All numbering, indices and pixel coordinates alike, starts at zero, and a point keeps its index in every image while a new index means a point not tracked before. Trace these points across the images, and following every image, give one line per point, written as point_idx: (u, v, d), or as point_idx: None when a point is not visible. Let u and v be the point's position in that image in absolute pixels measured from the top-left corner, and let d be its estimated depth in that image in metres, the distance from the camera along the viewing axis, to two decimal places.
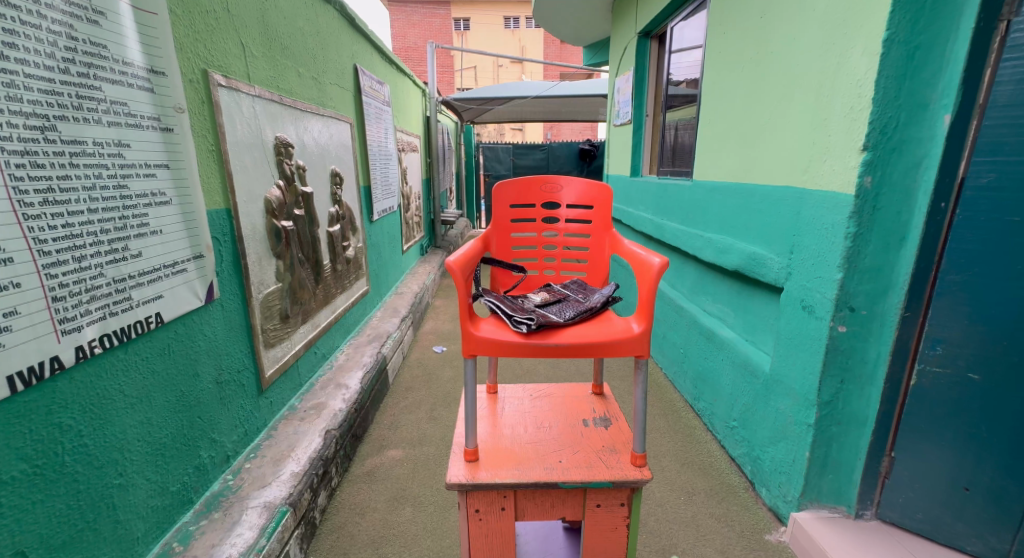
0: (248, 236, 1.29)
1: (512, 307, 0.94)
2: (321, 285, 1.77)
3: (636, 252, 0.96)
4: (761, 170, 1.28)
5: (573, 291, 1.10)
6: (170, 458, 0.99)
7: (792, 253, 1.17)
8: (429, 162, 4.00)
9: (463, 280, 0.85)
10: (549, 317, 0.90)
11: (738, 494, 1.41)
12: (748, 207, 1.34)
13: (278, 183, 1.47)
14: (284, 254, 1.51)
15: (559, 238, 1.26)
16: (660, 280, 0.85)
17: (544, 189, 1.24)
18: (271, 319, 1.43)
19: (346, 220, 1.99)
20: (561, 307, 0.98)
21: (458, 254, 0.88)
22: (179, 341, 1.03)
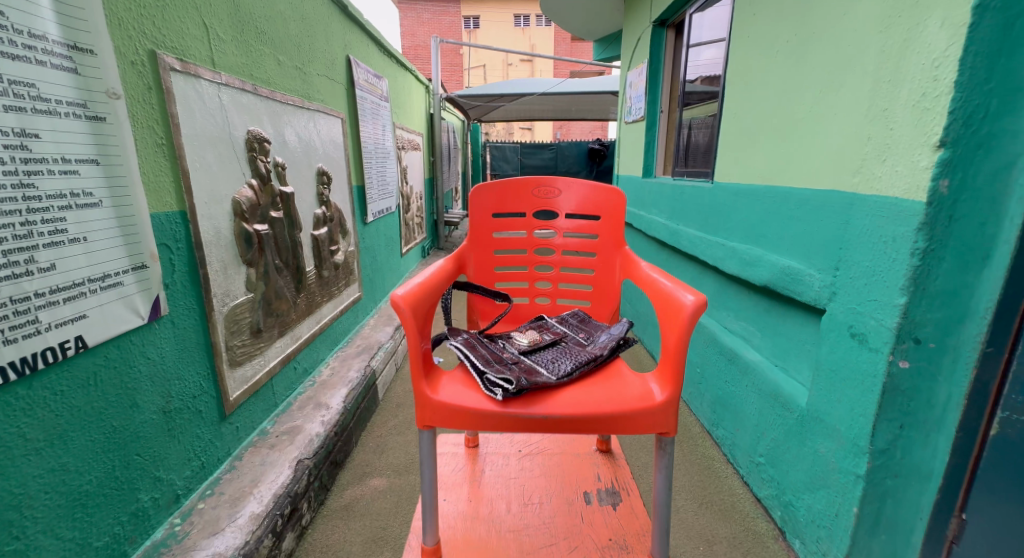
0: (210, 242, 1.11)
1: (489, 360, 0.78)
2: (302, 293, 1.57)
3: (660, 285, 0.79)
4: (797, 171, 1.10)
5: (571, 330, 0.94)
6: (93, 508, 0.84)
7: (837, 269, 0.99)
8: (433, 161, 3.85)
9: (414, 325, 0.69)
10: (535, 377, 0.74)
11: (767, 544, 1.24)
12: (781, 214, 1.16)
13: (250, 183, 1.26)
14: (257, 261, 1.29)
15: (560, 253, 1.10)
16: (692, 329, 0.68)
17: (542, 194, 1.09)
18: (239, 334, 1.25)
19: (334, 222, 1.77)
20: (555, 357, 0.82)
21: (414, 289, 0.72)
22: (110, 368, 0.87)
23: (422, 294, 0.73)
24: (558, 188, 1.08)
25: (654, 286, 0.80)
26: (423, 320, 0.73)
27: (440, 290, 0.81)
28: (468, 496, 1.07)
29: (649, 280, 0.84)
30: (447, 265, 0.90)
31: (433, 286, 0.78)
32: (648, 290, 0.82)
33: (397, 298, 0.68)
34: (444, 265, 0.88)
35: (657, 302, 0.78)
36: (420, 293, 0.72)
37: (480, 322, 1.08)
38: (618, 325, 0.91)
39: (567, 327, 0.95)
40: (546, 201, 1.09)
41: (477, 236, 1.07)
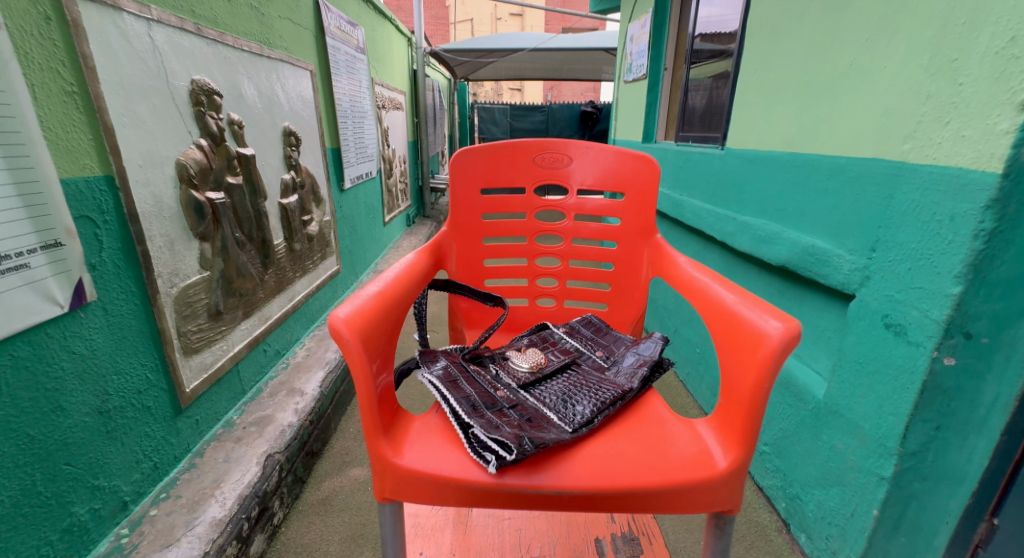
0: (152, 215, 0.93)
1: (478, 404, 0.65)
2: (269, 269, 1.37)
3: (725, 299, 0.65)
4: (828, 137, 0.96)
5: (583, 350, 0.82)
6: (8, 531, 0.72)
7: (873, 251, 0.87)
8: (417, 123, 3.62)
9: (365, 360, 0.55)
10: (540, 431, 0.62)
11: (771, 538, 1.17)
12: (805, 186, 1.03)
13: (200, 143, 1.05)
14: (212, 234, 1.09)
15: (567, 234, 0.96)
16: (780, 366, 0.55)
17: (543, 162, 0.94)
18: (194, 318, 1.08)
19: (306, 189, 1.55)
20: (564, 396, 0.70)
21: (365, 309, 0.57)
22: (20, 369, 0.72)
23: (376, 313, 0.59)
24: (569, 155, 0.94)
25: (715, 297, 0.67)
26: (381, 351, 0.59)
27: (406, 303, 0.67)
28: (453, 546, 0.98)
29: (705, 287, 0.70)
30: (413, 265, 0.73)
31: (394, 300, 0.63)
32: (705, 304, 0.68)
33: (339, 326, 0.54)
34: (413, 266, 0.73)
35: (720, 319, 0.64)
36: (372, 313, 0.58)
37: (464, 330, 0.96)
38: (642, 349, 0.79)
39: (579, 345, 0.83)
40: (551, 170, 0.95)
41: (466, 217, 0.93)
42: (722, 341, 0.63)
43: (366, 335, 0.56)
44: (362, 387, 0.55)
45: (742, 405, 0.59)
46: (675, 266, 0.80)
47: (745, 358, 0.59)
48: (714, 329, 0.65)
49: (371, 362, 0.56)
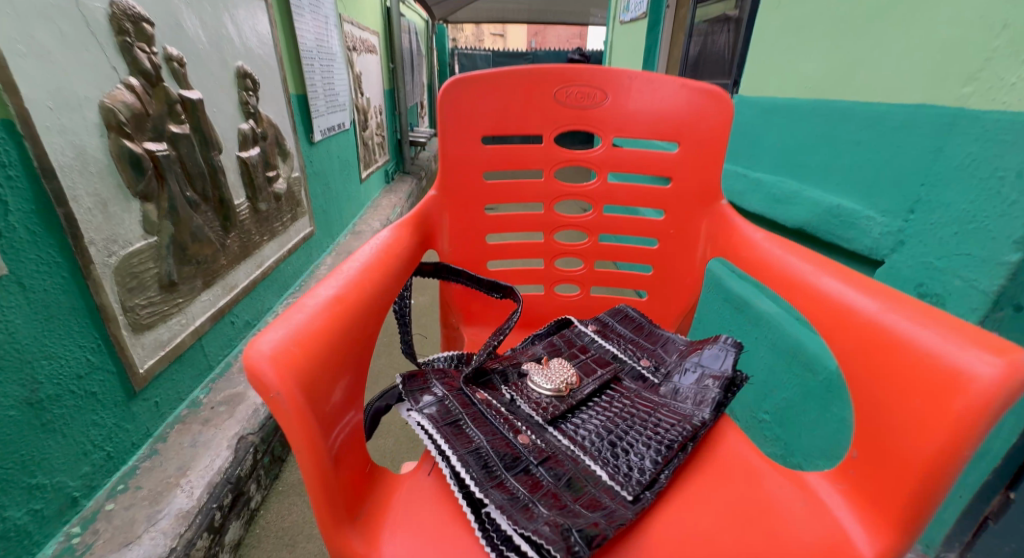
0: (76, 170, 0.77)
1: (491, 463, 0.49)
2: (231, 233, 1.21)
3: (881, 313, 0.48)
4: (868, 80, 0.84)
5: (625, 364, 0.68)
6: None
7: (911, 213, 0.76)
8: (395, 70, 3.35)
9: (303, 410, 0.39)
10: (587, 502, 0.47)
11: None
12: (835, 138, 0.91)
13: (132, 82, 0.87)
14: (158, 194, 0.93)
15: (597, 196, 0.85)
16: (994, 426, 0.38)
17: (545, 108, 0.80)
18: (143, 291, 0.94)
19: (269, 142, 1.37)
20: (610, 433, 0.55)
21: (303, 334, 0.41)
22: None
23: (322, 336, 0.42)
24: (604, 92, 0.79)
25: (862, 309, 0.50)
26: (334, 394, 0.42)
27: (375, 317, 0.50)
28: None
29: (840, 292, 0.53)
30: (388, 256, 0.58)
31: (352, 314, 0.47)
32: (844, 316, 0.51)
33: (258, 363, 0.38)
34: (388, 266, 0.56)
35: (878, 339, 0.47)
36: (316, 337, 0.42)
37: (460, 323, 0.89)
38: (705, 357, 0.64)
39: (621, 356, 0.69)
40: (580, 111, 0.80)
41: (465, 178, 0.81)
42: (878, 373, 0.46)
43: (305, 371, 0.40)
44: (300, 451, 0.39)
45: (916, 474, 0.42)
46: (778, 262, 0.63)
47: (932, 404, 0.41)
48: (865, 353, 0.48)
49: (314, 413, 0.40)
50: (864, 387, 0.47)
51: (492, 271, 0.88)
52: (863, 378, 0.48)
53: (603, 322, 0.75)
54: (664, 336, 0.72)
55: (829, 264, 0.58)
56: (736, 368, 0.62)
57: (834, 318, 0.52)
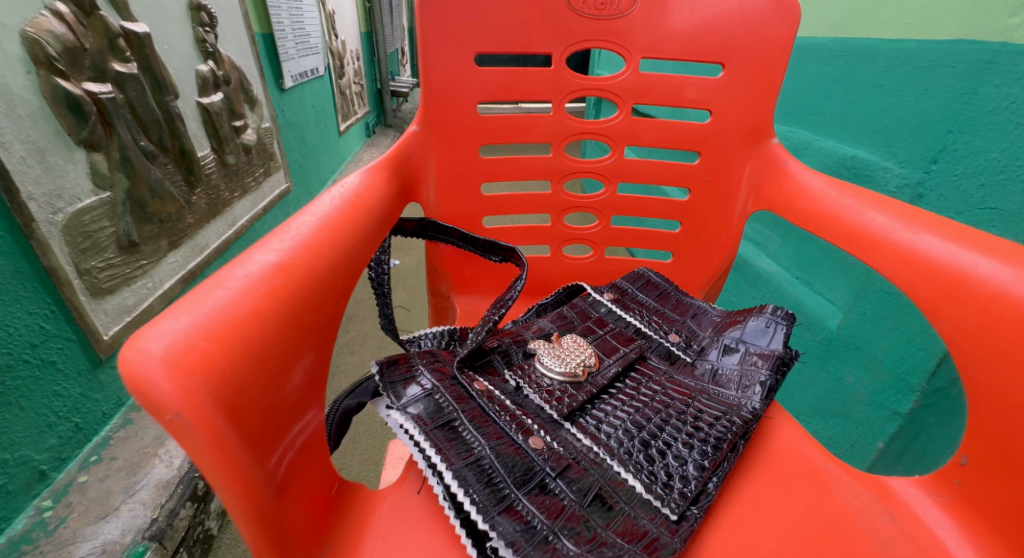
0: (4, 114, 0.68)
1: (497, 478, 0.43)
2: (197, 188, 1.09)
3: (1016, 284, 0.43)
4: (895, 16, 0.77)
5: (654, 342, 0.64)
6: None
7: (933, 163, 0.71)
8: (372, 13, 3.13)
9: (222, 428, 0.30)
10: (620, 528, 0.43)
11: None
12: (855, 82, 0.84)
13: (60, 10, 0.75)
14: (105, 143, 0.83)
15: (617, 133, 0.77)
16: None
17: (547, 39, 0.72)
18: (100, 252, 0.85)
19: (234, 87, 1.22)
20: (640, 430, 0.51)
21: (216, 324, 0.32)
22: None
23: (246, 326, 0.33)
24: None
25: (985, 279, 0.45)
26: (271, 402, 0.34)
27: (330, 294, 0.41)
28: None
29: (953, 255, 0.48)
30: (347, 212, 0.49)
31: (294, 291, 0.38)
32: (962, 286, 0.46)
33: (147, 370, 0.29)
34: (347, 227, 0.47)
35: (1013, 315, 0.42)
36: (238, 328, 0.33)
37: (450, 289, 0.83)
38: (750, 330, 0.60)
39: (649, 333, 0.65)
40: (600, 23, 0.71)
41: (450, 124, 0.73)
42: (1006, 357, 0.42)
43: (220, 376, 0.31)
44: (223, 484, 0.31)
45: None
46: (850, 212, 0.59)
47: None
48: (993, 333, 0.43)
49: (239, 430, 0.31)
50: (990, 371, 0.43)
51: (492, 229, 0.82)
52: (988, 360, 0.44)
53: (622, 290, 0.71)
54: (695, 308, 0.68)
55: (917, 220, 0.53)
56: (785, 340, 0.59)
57: (945, 286, 0.47)
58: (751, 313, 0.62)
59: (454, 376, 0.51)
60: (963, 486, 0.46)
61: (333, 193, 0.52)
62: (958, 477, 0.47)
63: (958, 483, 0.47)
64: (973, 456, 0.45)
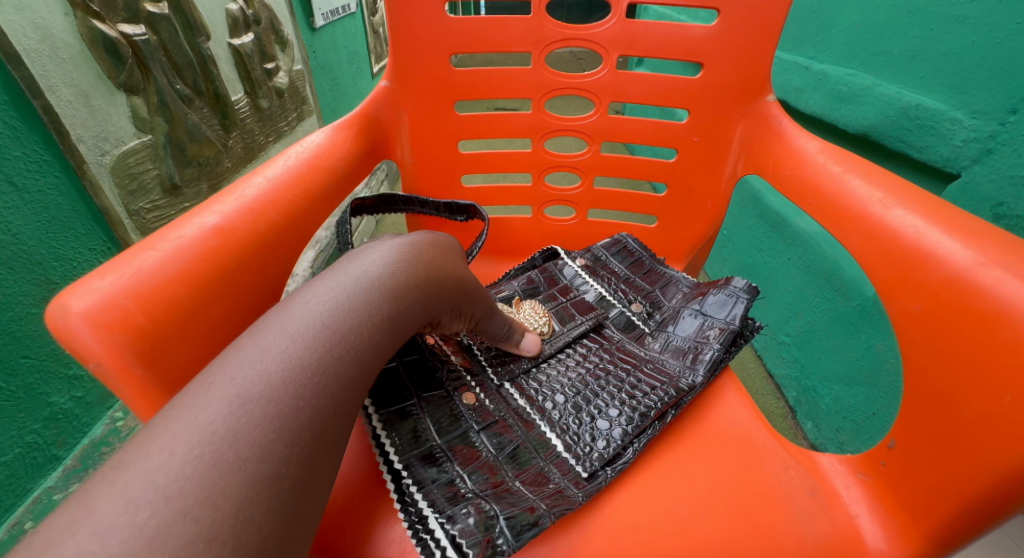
0: (60, 60, 0.64)
1: (421, 428, 0.47)
2: (232, 132, 1.03)
3: (975, 268, 0.40)
4: None
5: (617, 311, 0.66)
6: None
7: (1012, 114, 0.60)
8: None
9: (143, 378, 0.35)
10: (528, 477, 0.47)
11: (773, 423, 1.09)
12: (915, 16, 0.71)
13: None
14: (144, 85, 0.77)
15: (602, 89, 0.72)
16: None
17: None
18: (146, 196, 0.81)
19: (264, 27, 1.12)
20: (573, 393, 0.54)
21: (142, 286, 0.36)
22: None
23: (171, 289, 0.38)
24: None
25: (941, 264, 0.42)
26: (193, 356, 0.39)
27: (264, 254, 0.46)
28: None
29: (919, 233, 0.45)
30: (290, 175, 0.52)
31: (226, 253, 0.42)
32: (919, 269, 0.44)
33: (72, 325, 0.33)
34: (299, 190, 0.52)
35: (962, 303, 0.40)
36: (161, 289, 0.37)
37: None
38: (712, 303, 0.63)
39: (610, 299, 0.68)
40: None
41: (434, 82, 0.71)
42: (954, 352, 0.40)
43: (140, 331, 0.35)
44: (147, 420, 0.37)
45: (975, 483, 0.37)
46: (834, 181, 0.55)
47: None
48: (938, 319, 0.42)
49: (161, 376, 0.36)
50: (925, 357, 0.42)
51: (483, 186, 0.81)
52: (926, 347, 0.42)
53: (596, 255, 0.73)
54: (666, 275, 0.71)
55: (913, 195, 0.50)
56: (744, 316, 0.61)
57: (905, 268, 0.45)
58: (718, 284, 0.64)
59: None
60: (887, 468, 0.46)
61: (291, 151, 0.56)
62: (883, 458, 0.46)
63: (883, 465, 0.46)
64: (903, 441, 0.44)
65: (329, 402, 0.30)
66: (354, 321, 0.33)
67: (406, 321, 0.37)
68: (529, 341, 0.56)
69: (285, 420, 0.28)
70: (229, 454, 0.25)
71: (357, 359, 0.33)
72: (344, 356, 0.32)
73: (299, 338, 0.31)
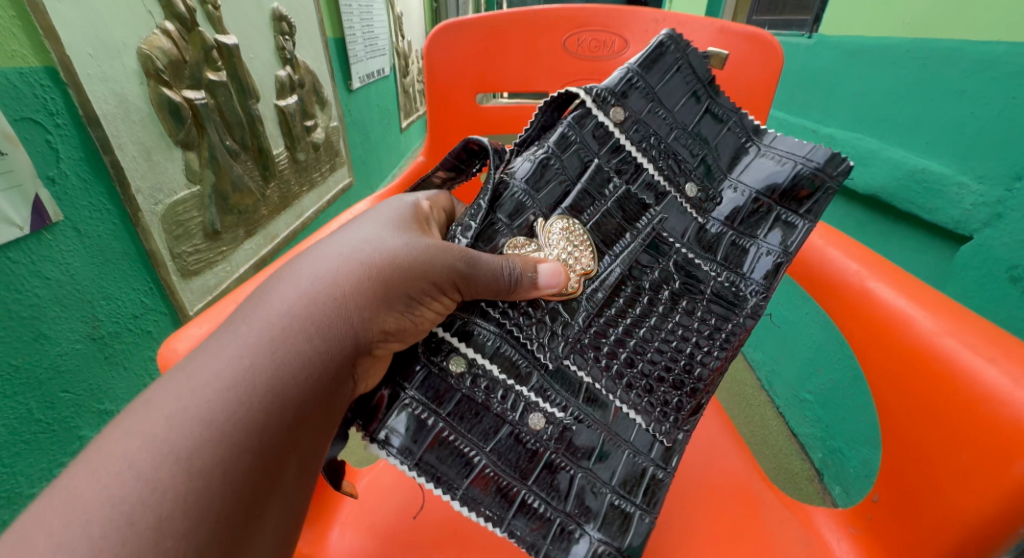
0: (129, 121, 0.71)
1: (504, 482, 0.41)
2: (271, 182, 1.11)
3: (938, 334, 0.41)
4: (958, 18, 0.69)
5: (670, 204, 0.53)
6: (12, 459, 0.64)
7: (1017, 181, 0.62)
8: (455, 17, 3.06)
9: None
10: (624, 476, 0.45)
11: (799, 486, 1.06)
12: (914, 89, 0.75)
13: (163, 23, 0.76)
14: (198, 141, 0.85)
15: None
16: None
17: (545, 75, 0.73)
18: (189, 239, 0.86)
19: (308, 90, 1.22)
20: (626, 344, 0.49)
21: None
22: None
23: None
24: (623, 39, 0.71)
25: (909, 326, 0.43)
26: None
27: None
28: None
29: (885, 299, 0.46)
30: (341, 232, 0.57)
31: None
32: (889, 333, 0.44)
33: (171, 361, 0.38)
34: None
35: (924, 368, 0.41)
36: None
37: None
38: (791, 178, 0.52)
39: (663, 186, 0.53)
40: (595, 64, 0.73)
41: None
42: (927, 411, 0.40)
43: None
44: None
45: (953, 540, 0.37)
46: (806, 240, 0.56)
47: (983, 459, 0.36)
48: (909, 381, 0.42)
49: None
50: (896, 414, 0.43)
51: None
52: (896, 407, 0.43)
53: (629, 84, 0.51)
54: (719, 125, 0.55)
55: None
56: (827, 198, 0.51)
57: (877, 327, 0.45)
58: (793, 154, 0.53)
59: (416, 374, 0.41)
60: (873, 522, 0.45)
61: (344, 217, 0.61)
62: (869, 512, 0.45)
63: (869, 518, 0.45)
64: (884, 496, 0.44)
65: (251, 417, 0.30)
66: (170, 423, 0.28)
67: (262, 386, 0.31)
68: (548, 271, 0.43)
69: (153, 493, 0.26)
70: (141, 485, 0.26)
71: (184, 462, 0.27)
72: (205, 426, 0.28)
73: (172, 404, 0.29)
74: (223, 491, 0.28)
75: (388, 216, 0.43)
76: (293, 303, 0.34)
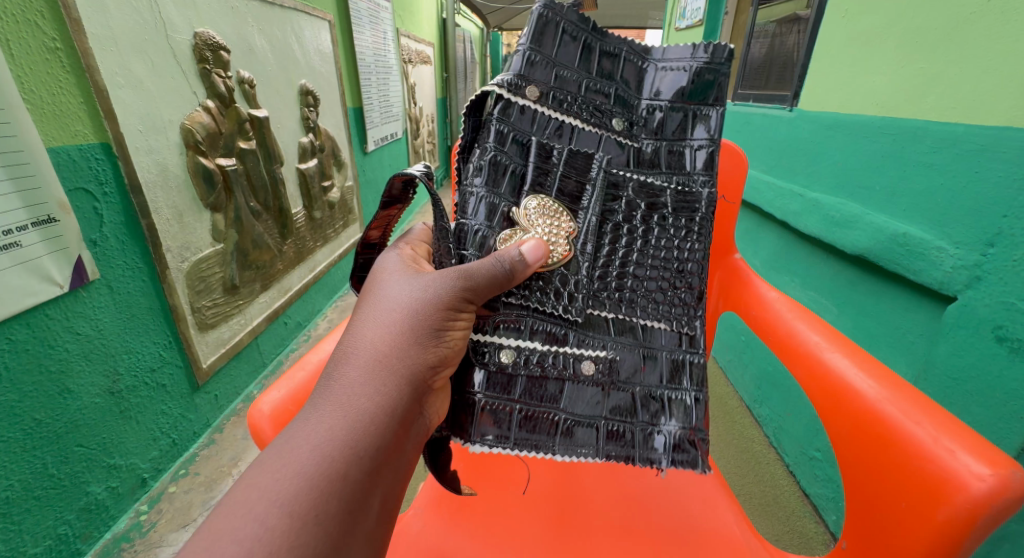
0: (163, 186, 0.77)
1: (586, 420, 0.48)
2: (289, 239, 1.16)
3: (882, 400, 0.42)
4: (920, 102, 0.77)
5: (608, 145, 0.53)
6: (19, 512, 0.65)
7: (990, 247, 0.67)
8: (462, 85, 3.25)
9: None
10: (667, 370, 0.51)
11: (814, 552, 0.99)
12: (889, 162, 0.82)
13: (205, 102, 0.84)
14: (225, 204, 0.91)
15: None
16: (979, 539, 0.35)
17: None
18: (207, 293, 0.90)
19: (327, 154, 1.30)
20: (623, 284, 0.52)
21: (301, 393, 0.45)
22: (30, 340, 0.63)
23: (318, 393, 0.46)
24: None
25: (851, 390, 0.44)
26: None
27: None
28: None
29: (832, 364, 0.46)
30: None
31: None
32: (840, 400, 0.45)
33: (261, 425, 0.42)
34: None
35: (863, 428, 0.42)
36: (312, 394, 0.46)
37: None
38: (691, 77, 0.54)
39: (599, 132, 0.53)
40: None
41: None
42: (868, 467, 0.41)
43: None
44: None
45: None
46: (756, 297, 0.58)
47: (917, 508, 0.37)
48: (860, 442, 0.42)
49: None
50: (843, 465, 0.44)
51: None
52: (845, 464, 0.43)
53: (528, 63, 0.49)
54: (616, 59, 0.53)
55: None
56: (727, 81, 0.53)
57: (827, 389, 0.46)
58: (684, 57, 0.53)
59: (478, 379, 0.46)
60: None
61: None
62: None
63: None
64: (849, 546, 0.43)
65: (339, 476, 0.34)
66: (276, 480, 0.32)
67: (338, 444, 0.35)
68: (529, 249, 0.45)
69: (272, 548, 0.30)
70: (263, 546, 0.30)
71: (288, 507, 0.32)
72: (302, 486, 0.32)
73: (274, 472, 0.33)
74: (324, 533, 0.32)
75: (389, 267, 0.45)
76: (346, 373, 0.38)
